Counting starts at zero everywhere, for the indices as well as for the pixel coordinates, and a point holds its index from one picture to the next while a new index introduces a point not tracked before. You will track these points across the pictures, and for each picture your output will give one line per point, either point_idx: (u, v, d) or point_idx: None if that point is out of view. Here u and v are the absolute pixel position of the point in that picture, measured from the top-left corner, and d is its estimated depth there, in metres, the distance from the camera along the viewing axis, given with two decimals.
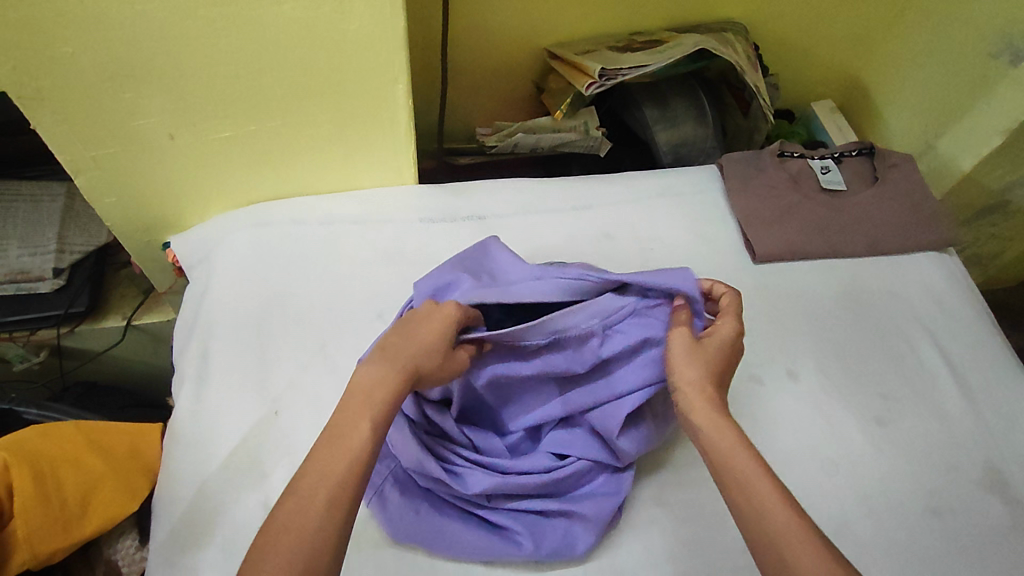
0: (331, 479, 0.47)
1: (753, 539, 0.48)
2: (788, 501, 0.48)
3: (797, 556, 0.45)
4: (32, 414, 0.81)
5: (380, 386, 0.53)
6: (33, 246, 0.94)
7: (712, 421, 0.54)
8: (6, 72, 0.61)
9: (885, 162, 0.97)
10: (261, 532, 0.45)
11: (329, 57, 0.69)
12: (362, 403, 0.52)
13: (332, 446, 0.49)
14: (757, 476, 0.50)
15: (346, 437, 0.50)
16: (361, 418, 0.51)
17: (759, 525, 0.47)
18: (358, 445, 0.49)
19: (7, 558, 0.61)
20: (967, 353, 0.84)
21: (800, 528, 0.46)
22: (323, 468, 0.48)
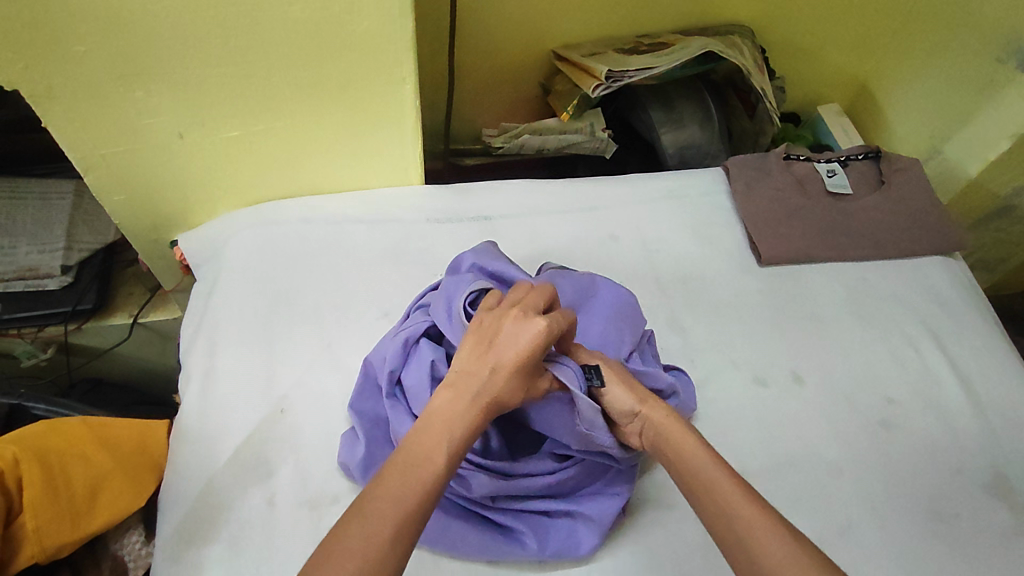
0: (402, 507, 0.46)
1: (722, 537, 0.50)
2: (749, 495, 0.51)
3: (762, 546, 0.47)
4: (40, 410, 0.82)
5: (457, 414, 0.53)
6: (41, 243, 0.95)
7: (671, 435, 0.57)
8: (18, 71, 0.62)
9: (892, 166, 0.97)
10: (322, 547, 0.44)
11: (337, 58, 0.69)
12: (439, 431, 0.52)
13: (403, 470, 0.49)
14: (718, 476, 0.52)
15: (420, 466, 0.49)
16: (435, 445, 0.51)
17: (726, 522, 0.50)
18: (432, 474, 0.49)
19: (14, 552, 0.61)
20: (973, 358, 0.84)
21: (763, 518, 0.49)
22: (394, 490, 0.47)
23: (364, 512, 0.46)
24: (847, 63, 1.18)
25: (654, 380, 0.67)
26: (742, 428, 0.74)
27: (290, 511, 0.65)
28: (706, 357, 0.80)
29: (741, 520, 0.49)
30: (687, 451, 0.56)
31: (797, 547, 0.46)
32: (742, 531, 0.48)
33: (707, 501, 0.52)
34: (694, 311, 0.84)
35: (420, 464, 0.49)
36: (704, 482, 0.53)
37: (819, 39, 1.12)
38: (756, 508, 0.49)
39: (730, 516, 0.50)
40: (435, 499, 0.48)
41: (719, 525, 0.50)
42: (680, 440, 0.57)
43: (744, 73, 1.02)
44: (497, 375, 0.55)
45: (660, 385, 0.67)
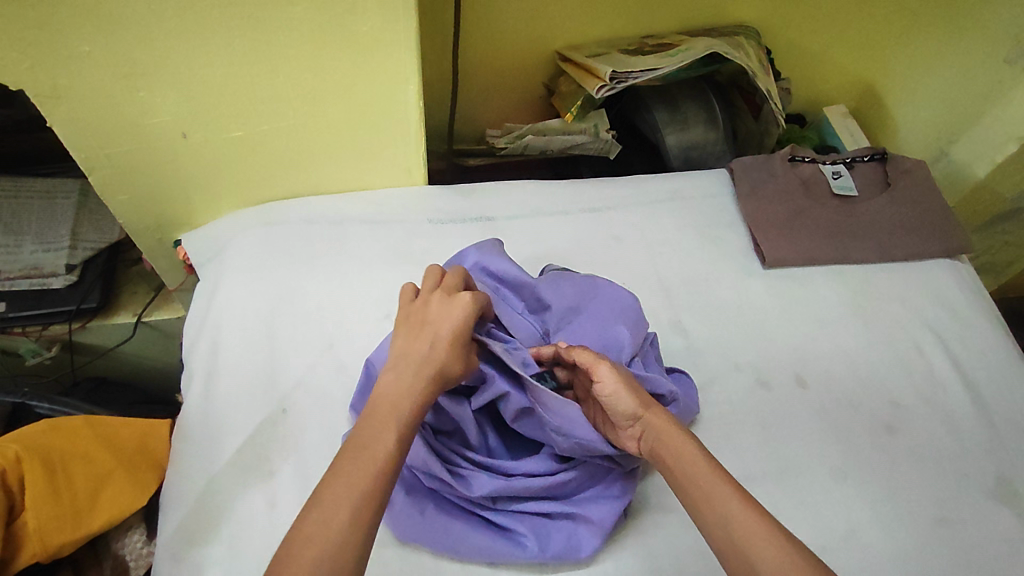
0: (358, 489, 0.46)
1: (722, 546, 0.49)
2: (752, 505, 0.50)
3: (762, 556, 0.47)
4: (43, 408, 0.82)
5: (403, 393, 0.53)
6: (47, 242, 0.96)
7: (672, 440, 0.57)
8: (23, 70, 0.62)
9: (898, 168, 0.96)
10: (284, 542, 0.44)
11: (341, 57, 0.69)
12: (389, 413, 0.52)
13: (356, 454, 0.49)
14: (717, 484, 0.52)
15: (371, 447, 0.49)
16: (386, 426, 0.51)
17: (724, 533, 0.49)
18: (385, 453, 0.49)
19: (16, 551, 0.61)
20: (978, 362, 0.83)
21: (765, 529, 0.48)
22: (350, 475, 0.47)
23: (322, 497, 0.46)
24: (853, 65, 1.17)
25: (655, 385, 0.66)
26: (745, 431, 0.74)
27: (291, 511, 0.65)
28: (709, 359, 0.79)
29: (738, 531, 0.49)
30: (684, 459, 0.55)
31: (799, 561, 0.46)
32: (740, 541, 0.48)
33: (705, 511, 0.51)
34: (698, 314, 0.83)
35: (372, 447, 0.49)
36: (702, 491, 0.52)
37: (825, 40, 1.12)
38: (754, 517, 0.49)
39: (728, 526, 0.49)
40: (391, 481, 0.48)
41: (716, 536, 0.50)
42: (678, 448, 0.56)
43: (749, 74, 1.02)
44: (435, 351, 0.56)
45: (660, 390, 0.66)
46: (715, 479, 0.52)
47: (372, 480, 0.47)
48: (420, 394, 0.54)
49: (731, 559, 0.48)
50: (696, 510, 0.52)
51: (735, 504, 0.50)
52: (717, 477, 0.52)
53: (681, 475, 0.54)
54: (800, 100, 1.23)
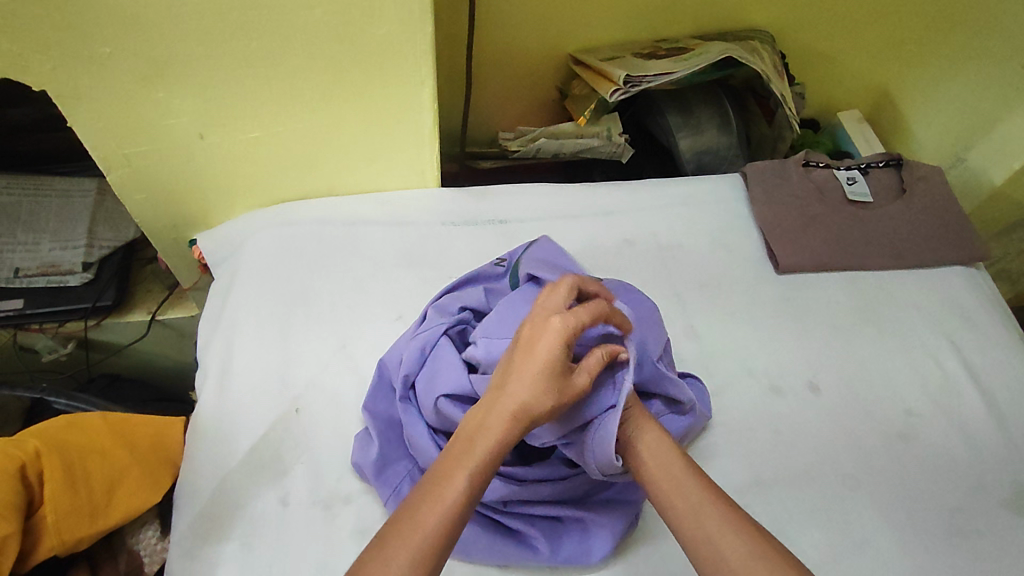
0: (421, 535, 0.46)
1: (690, 543, 0.51)
2: (721, 500, 0.52)
3: (731, 550, 0.48)
4: (61, 404, 0.84)
5: (484, 439, 0.52)
6: (64, 241, 0.97)
7: (648, 440, 0.57)
8: (46, 71, 0.63)
9: (914, 174, 0.95)
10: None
11: (357, 59, 0.70)
12: (462, 453, 0.51)
13: (428, 499, 0.48)
14: (687, 483, 0.53)
15: (441, 488, 0.49)
16: (461, 468, 0.50)
17: (695, 527, 0.51)
18: (451, 498, 0.48)
19: (35, 543, 0.62)
20: (995, 370, 0.83)
21: (734, 522, 0.50)
22: (422, 523, 0.47)
23: (390, 548, 0.46)
24: (869, 70, 1.16)
25: (678, 391, 0.67)
26: (758, 438, 0.74)
27: (303, 511, 0.65)
28: (721, 364, 0.79)
29: (707, 523, 0.50)
30: (658, 453, 0.56)
31: (767, 548, 0.48)
32: (712, 536, 0.50)
33: (676, 503, 0.53)
34: (710, 318, 0.83)
35: (443, 492, 0.49)
36: (675, 483, 0.54)
37: (840, 45, 1.11)
38: (720, 511, 0.51)
39: (698, 516, 0.51)
40: (455, 532, 0.48)
41: (684, 527, 0.51)
42: (654, 444, 0.57)
43: (763, 78, 1.01)
44: (519, 385, 0.53)
45: (682, 397, 0.67)
46: (685, 475, 0.54)
47: (439, 529, 0.47)
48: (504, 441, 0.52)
49: (698, 551, 0.50)
50: (666, 502, 0.53)
51: (702, 498, 0.52)
52: (686, 474, 0.54)
53: (654, 468, 0.55)
54: (814, 105, 1.23)
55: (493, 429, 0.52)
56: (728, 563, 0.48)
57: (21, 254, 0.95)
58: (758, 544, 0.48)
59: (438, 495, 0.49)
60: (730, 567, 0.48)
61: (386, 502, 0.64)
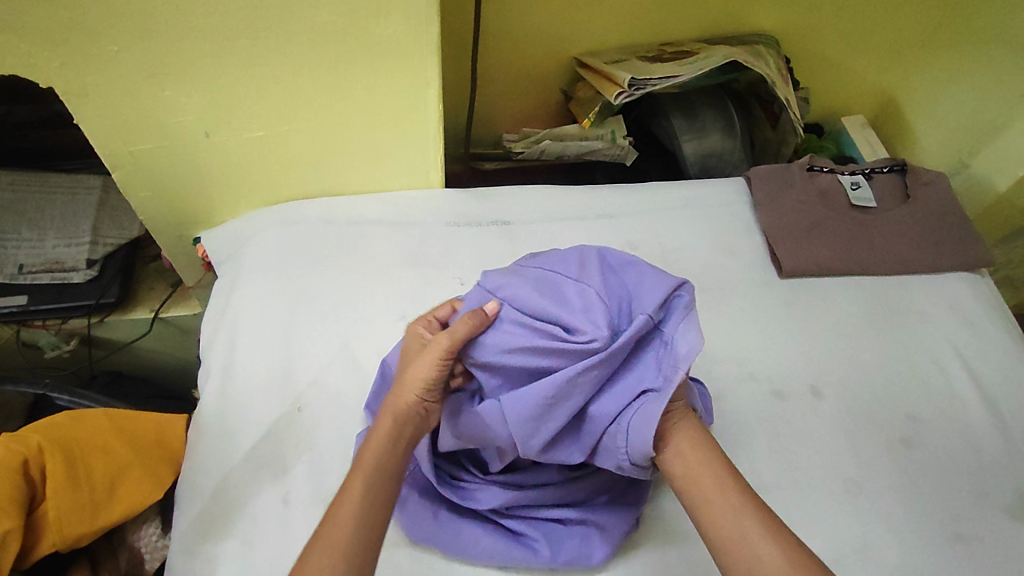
0: (343, 528, 0.50)
1: (723, 545, 0.51)
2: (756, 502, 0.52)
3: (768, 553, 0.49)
4: (64, 401, 0.83)
5: (376, 439, 0.56)
6: (68, 237, 0.98)
7: (688, 439, 0.56)
8: (53, 68, 0.63)
9: (918, 180, 0.95)
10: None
11: (363, 60, 0.70)
12: (362, 452, 0.55)
13: (338, 500, 0.52)
14: (724, 485, 0.53)
15: (348, 488, 0.53)
16: (359, 470, 0.54)
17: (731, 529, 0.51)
18: (357, 490, 0.52)
19: (38, 539, 0.62)
20: (999, 376, 0.82)
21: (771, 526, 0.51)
22: (337, 520, 0.51)
23: (316, 544, 0.49)
24: (875, 76, 1.16)
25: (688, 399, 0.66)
26: (760, 442, 0.74)
27: (304, 510, 0.65)
28: (724, 368, 0.79)
29: (746, 525, 0.51)
30: (696, 450, 0.56)
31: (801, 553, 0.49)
32: (749, 540, 0.50)
33: (716, 502, 0.53)
34: (713, 322, 0.83)
35: (348, 492, 0.52)
36: (715, 482, 0.54)
37: (846, 50, 1.11)
38: (759, 516, 0.51)
39: (735, 517, 0.51)
40: (369, 515, 0.51)
41: (719, 528, 0.52)
42: (696, 441, 0.56)
43: (768, 83, 1.01)
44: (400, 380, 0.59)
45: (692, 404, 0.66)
46: (727, 476, 0.54)
47: (352, 526, 0.50)
48: (388, 437, 0.56)
49: (734, 554, 0.50)
50: (701, 500, 0.53)
51: (742, 501, 0.52)
52: (727, 476, 0.54)
53: (690, 465, 0.55)
54: (819, 109, 1.22)
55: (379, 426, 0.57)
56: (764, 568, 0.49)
57: (25, 250, 0.95)
58: (794, 552, 0.49)
59: (342, 499, 0.52)
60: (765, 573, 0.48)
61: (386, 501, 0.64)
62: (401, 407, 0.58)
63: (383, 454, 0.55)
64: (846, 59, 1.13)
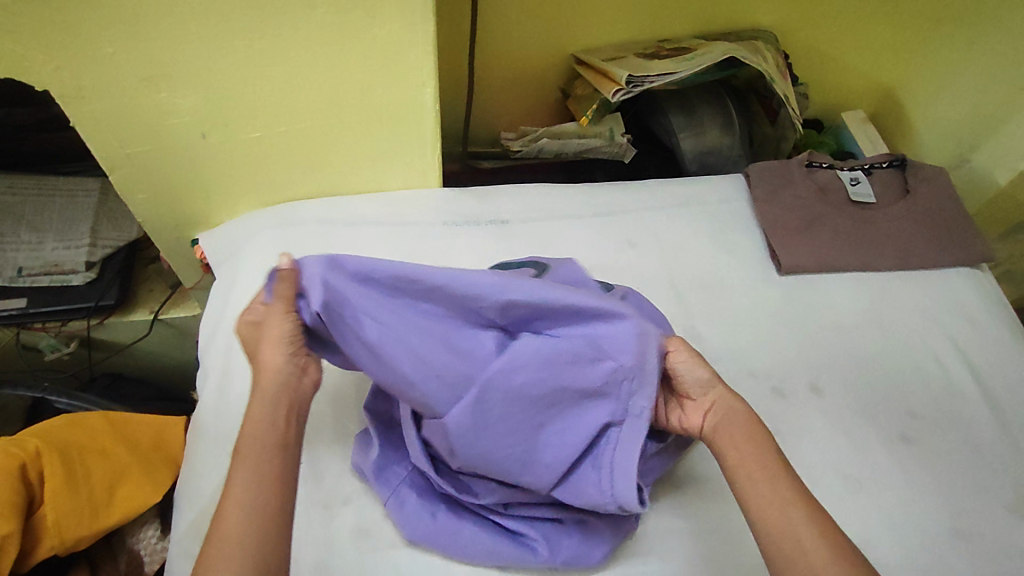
0: (245, 528, 0.47)
1: (768, 527, 0.52)
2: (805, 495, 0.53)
3: (812, 542, 0.50)
4: (62, 404, 0.84)
5: (253, 429, 0.52)
6: (67, 240, 0.98)
7: (744, 426, 0.57)
8: (48, 71, 0.63)
9: (918, 175, 0.94)
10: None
11: (360, 57, 0.69)
12: (249, 443, 0.51)
13: (224, 504, 0.48)
14: (775, 473, 0.54)
15: (237, 485, 0.49)
16: (242, 464, 0.50)
17: (778, 515, 0.52)
18: (245, 487, 0.49)
19: (36, 542, 0.62)
20: (998, 371, 0.82)
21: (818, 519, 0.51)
22: (232, 522, 0.47)
23: (213, 551, 0.47)
24: (873, 70, 1.15)
25: None
26: None
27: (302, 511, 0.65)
28: (723, 365, 0.79)
29: (793, 513, 0.52)
30: (753, 440, 0.56)
31: (844, 549, 0.50)
32: (795, 529, 0.51)
33: (765, 492, 0.53)
34: (713, 320, 0.82)
35: (237, 487, 0.49)
36: (766, 474, 0.54)
37: (845, 43, 1.10)
38: (806, 509, 0.52)
39: (783, 506, 0.52)
40: (270, 510, 0.49)
41: (762, 511, 0.53)
42: (751, 433, 0.57)
43: (767, 78, 1.01)
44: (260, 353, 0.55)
45: None
46: (780, 469, 0.54)
47: (247, 521, 0.47)
48: (264, 417, 0.53)
49: (778, 539, 0.51)
50: (751, 488, 0.54)
51: (791, 491, 0.53)
52: (780, 469, 0.54)
53: (743, 451, 0.56)
54: (819, 105, 1.22)
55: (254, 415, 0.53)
56: (806, 555, 0.50)
57: (25, 253, 0.96)
58: (837, 544, 0.50)
59: (231, 493, 0.49)
60: (809, 561, 0.49)
61: (384, 501, 0.64)
62: (270, 379, 0.54)
63: (259, 437, 0.52)
64: (846, 53, 1.12)
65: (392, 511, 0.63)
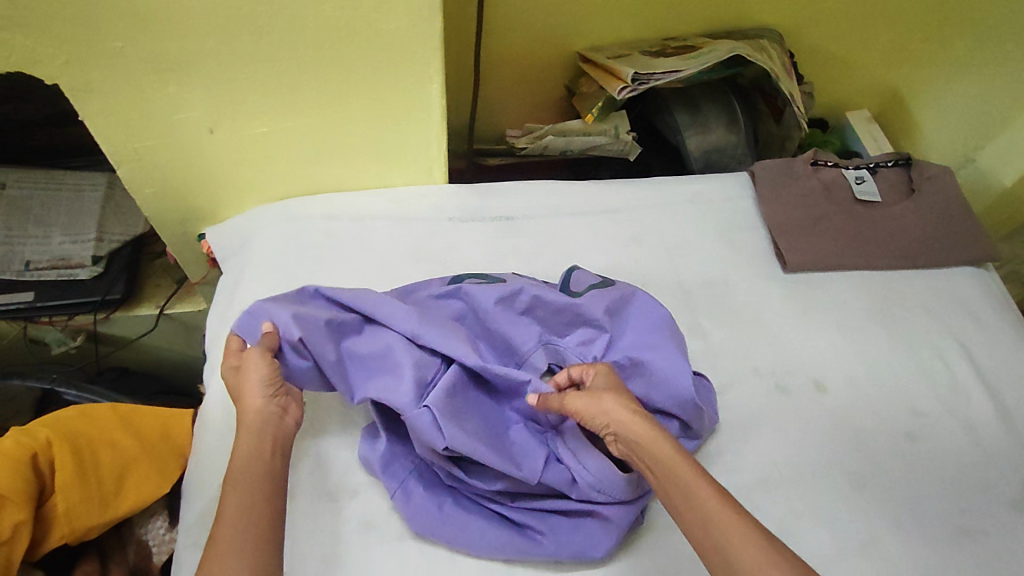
0: (241, 558, 0.49)
1: (699, 543, 0.50)
2: (727, 503, 0.51)
3: (739, 552, 0.48)
4: (71, 396, 0.84)
5: (243, 471, 0.55)
6: (74, 235, 0.98)
7: (649, 437, 0.57)
8: (58, 65, 0.64)
9: (923, 174, 0.94)
10: None
11: (367, 54, 0.70)
12: (241, 483, 0.54)
13: (213, 538, 0.50)
14: (693, 482, 0.52)
15: (225, 520, 0.51)
16: (230, 500, 0.52)
17: (702, 529, 0.50)
18: (234, 522, 0.51)
19: (47, 531, 0.63)
20: (1002, 370, 0.83)
21: (740, 525, 0.49)
22: (223, 551, 0.49)
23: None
24: (879, 69, 1.15)
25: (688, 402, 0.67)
26: (763, 435, 0.74)
27: (309, 503, 0.65)
28: (727, 362, 0.79)
29: (712, 523, 0.50)
30: (659, 451, 0.55)
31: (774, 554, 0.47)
32: (718, 539, 0.49)
33: (680, 506, 0.52)
34: (716, 317, 0.83)
35: (224, 522, 0.51)
36: (679, 488, 0.53)
37: (851, 43, 1.10)
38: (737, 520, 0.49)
39: (704, 520, 0.50)
40: (262, 541, 0.51)
41: (688, 526, 0.51)
42: (655, 454, 0.56)
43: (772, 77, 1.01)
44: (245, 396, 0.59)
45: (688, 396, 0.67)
46: (692, 481, 0.53)
47: (236, 552, 0.49)
48: (253, 452, 0.56)
49: (711, 560, 0.49)
50: (673, 506, 0.53)
51: (716, 501, 0.51)
52: (697, 479, 0.53)
53: (656, 468, 0.55)
54: (824, 105, 1.22)
55: (241, 458, 0.56)
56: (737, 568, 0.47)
57: (32, 247, 0.96)
58: (768, 550, 0.47)
59: (222, 526, 0.50)
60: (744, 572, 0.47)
61: (391, 494, 0.64)
62: (257, 417, 0.58)
63: (250, 466, 0.55)
64: (852, 52, 1.12)
65: (398, 505, 0.64)
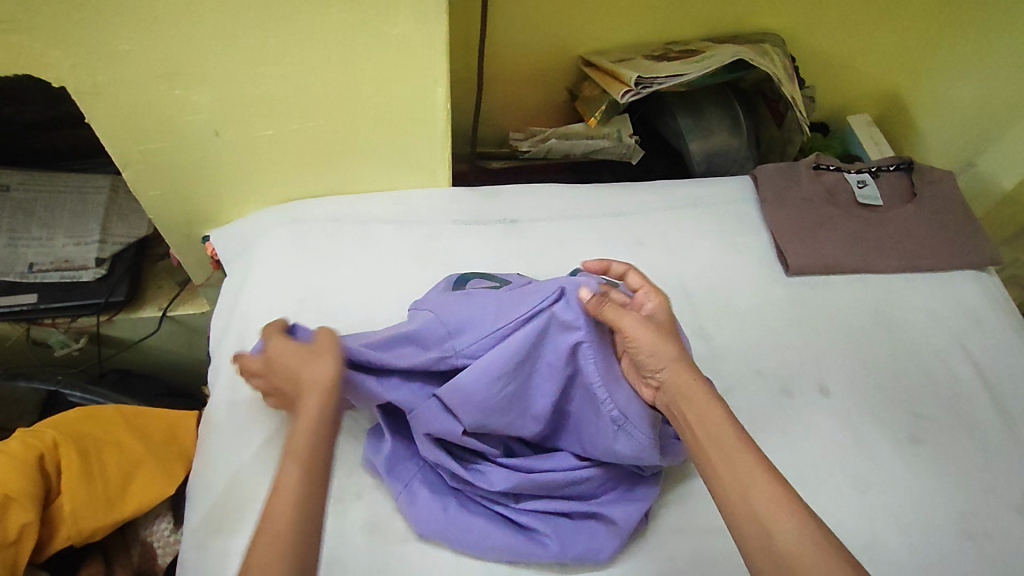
0: (290, 521, 0.45)
1: (728, 509, 0.48)
2: (772, 474, 0.48)
3: (777, 524, 0.45)
4: (76, 397, 0.84)
5: (305, 429, 0.51)
6: (78, 236, 0.98)
7: (700, 395, 0.54)
8: (66, 67, 0.64)
9: (924, 178, 0.95)
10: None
11: (373, 57, 0.70)
12: (299, 446, 0.50)
13: (271, 498, 0.47)
14: (738, 448, 0.50)
15: (280, 482, 0.48)
16: (289, 460, 0.49)
17: (740, 494, 0.48)
18: (295, 482, 0.47)
19: (53, 532, 0.62)
20: (1004, 373, 0.83)
21: (784, 498, 0.47)
22: (277, 513, 0.46)
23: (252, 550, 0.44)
24: (880, 74, 1.16)
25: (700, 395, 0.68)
26: (767, 437, 0.74)
27: None
28: (730, 365, 0.79)
29: (756, 496, 0.47)
30: (706, 410, 0.53)
31: (818, 533, 0.45)
32: (757, 507, 0.47)
33: (716, 469, 0.50)
34: (719, 320, 0.83)
35: (281, 483, 0.47)
36: (721, 451, 0.50)
37: (851, 48, 1.11)
38: (781, 493, 0.47)
39: (746, 491, 0.47)
40: (318, 504, 0.47)
41: (724, 489, 0.49)
42: (701, 403, 0.54)
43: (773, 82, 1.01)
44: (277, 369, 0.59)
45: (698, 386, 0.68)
46: (738, 445, 0.50)
47: (296, 514, 0.46)
48: (315, 412, 0.52)
49: (745, 527, 0.47)
50: (711, 471, 0.50)
51: (760, 471, 0.48)
52: (739, 443, 0.50)
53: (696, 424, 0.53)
54: (825, 109, 1.22)
55: (304, 417, 0.52)
56: (773, 539, 0.45)
57: (35, 249, 0.96)
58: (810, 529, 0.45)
59: (277, 490, 0.47)
60: (779, 546, 0.45)
61: (396, 496, 0.64)
62: (311, 380, 0.55)
63: (312, 425, 0.51)
64: (853, 57, 1.12)
65: (403, 507, 0.64)
